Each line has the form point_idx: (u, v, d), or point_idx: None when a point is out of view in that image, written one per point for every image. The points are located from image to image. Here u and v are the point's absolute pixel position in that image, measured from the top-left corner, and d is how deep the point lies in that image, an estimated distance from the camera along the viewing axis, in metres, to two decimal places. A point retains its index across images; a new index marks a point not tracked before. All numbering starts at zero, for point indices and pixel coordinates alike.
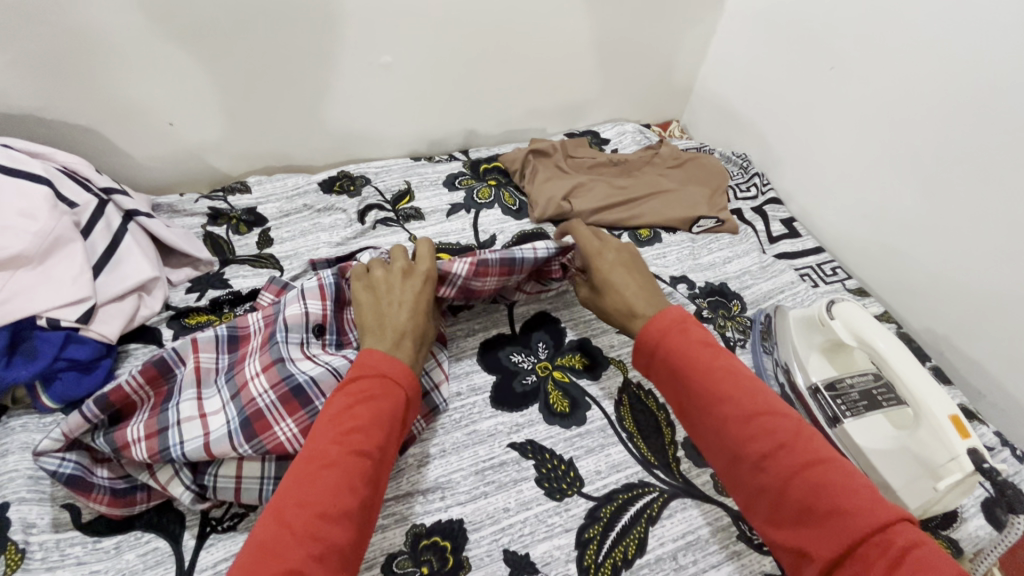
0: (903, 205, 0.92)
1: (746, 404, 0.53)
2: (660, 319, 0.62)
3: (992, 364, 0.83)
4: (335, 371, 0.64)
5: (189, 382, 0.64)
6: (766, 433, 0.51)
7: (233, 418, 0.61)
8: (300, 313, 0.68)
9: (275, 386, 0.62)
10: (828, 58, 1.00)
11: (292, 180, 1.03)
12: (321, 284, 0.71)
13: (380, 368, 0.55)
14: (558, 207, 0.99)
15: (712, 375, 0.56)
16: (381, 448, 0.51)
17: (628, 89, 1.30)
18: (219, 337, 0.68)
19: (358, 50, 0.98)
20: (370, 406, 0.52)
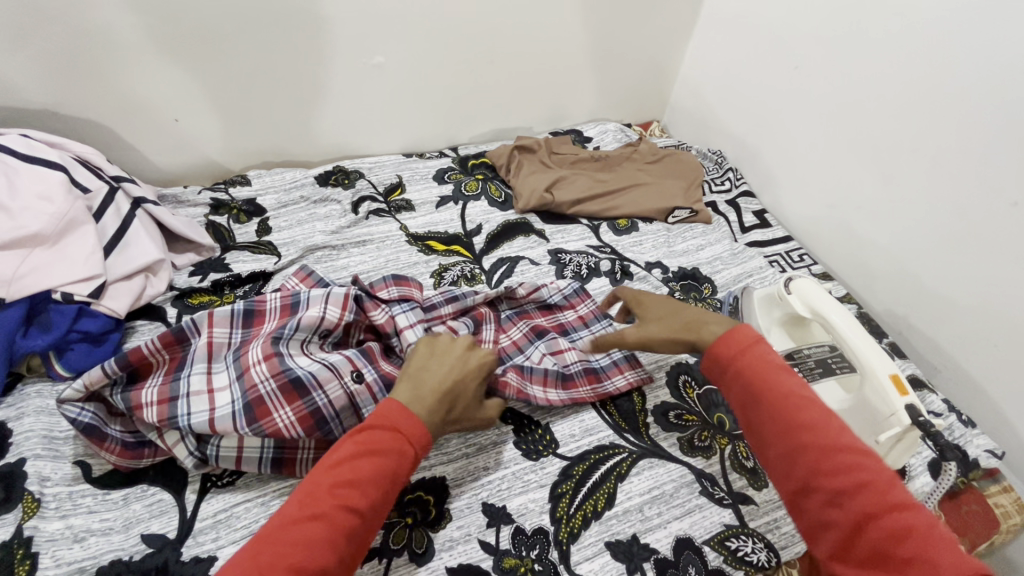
0: (864, 194, 0.98)
1: (819, 434, 0.50)
2: (728, 339, 0.59)
3: (945, 341, 0.89)
4: (333, 366, 0.65)
5: (200, 355, 0.67)
6: (843, 468, 0.48)
7: (236, 399, 0.62)
8: (317, 315, 0.68)
9: (276, 375, 0.63)
10: (794, 58, 1.07)
11: (290, 174, 1.09)
12: (348, 292, 0.72)
13: (399, 424, 0.53)
14: (540, 199, 1.05)
15: (785, 399, 0.53)
16: (372, 508, 0.49)
17: (610, 90, 1.37)
18: (235, 312, 0.70)
19: (353, 51, 1.05)
20: (376, 462, 0.51)
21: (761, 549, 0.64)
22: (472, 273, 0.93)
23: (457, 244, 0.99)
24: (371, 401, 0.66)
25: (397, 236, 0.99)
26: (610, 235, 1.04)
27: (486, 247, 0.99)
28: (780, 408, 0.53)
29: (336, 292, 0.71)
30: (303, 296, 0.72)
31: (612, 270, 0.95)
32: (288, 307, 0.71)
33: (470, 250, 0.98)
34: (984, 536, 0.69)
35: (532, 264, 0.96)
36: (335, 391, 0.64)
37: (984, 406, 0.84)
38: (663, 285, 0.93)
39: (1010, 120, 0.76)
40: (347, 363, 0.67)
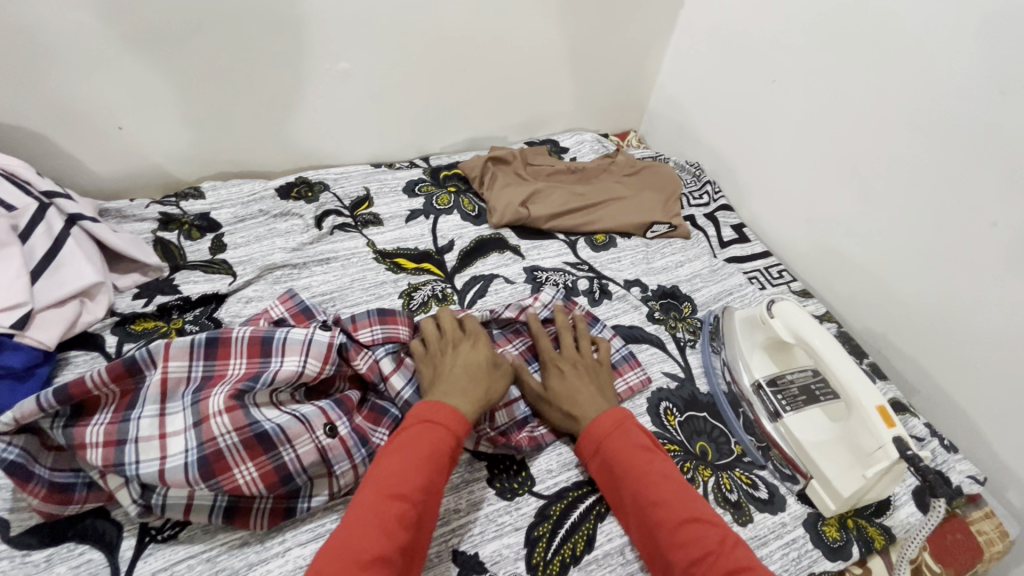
0: (843, 210, 0.97)
1: (677, 510, 0.56)
2: (601, 424, 0.64)
3: (925, 361, 0.88)
4: (302, 417, 0.59)
5: (153, 394, 0.58)
6: (696, 538, 0.54)
7: (191, 449, 0.55)
8: (295, 370, 0.61)
9: (239, 428, 0.56)
10: (772, 71, 1.05)
11: (247, 186, 1.02)
12: (331, 343, 0.64)
13: (426, 415, 0.58)
14: (515, 213, 1.00)
15: (642, 477, 0.59)
16: (420, 491, 0.53)
17: (588, 99, 1.34)
18: (194, 343, 0.60)
19: (316, 56, 0.99)
20: (406, 456, 0.55)
21: None
22: (443, 293, 0.89)
23: (428, 262, 0.94)
24: (344, 457, 0.61)
25: (364, 253, 0.94)
26: (587, 251, 1.00)
27: (458, 265, 0.94)
28: (643, 489, 0.58)
29: (318, 342, 0.63)
30: (279, 335, 0.63)
31: (590, 289, 0.91)
32: (258, 343, 0.63)
33: (442, 268, 0.94)
34: (969, 565, 0.67)
35: (506, 282, 0.92)
36: (304, 445, 0.58)
37: (965, 428, 0.83)
38: (643, 304, 0.90)
39: (989, 140, 0.76)
40: (319, 415, 0.61)
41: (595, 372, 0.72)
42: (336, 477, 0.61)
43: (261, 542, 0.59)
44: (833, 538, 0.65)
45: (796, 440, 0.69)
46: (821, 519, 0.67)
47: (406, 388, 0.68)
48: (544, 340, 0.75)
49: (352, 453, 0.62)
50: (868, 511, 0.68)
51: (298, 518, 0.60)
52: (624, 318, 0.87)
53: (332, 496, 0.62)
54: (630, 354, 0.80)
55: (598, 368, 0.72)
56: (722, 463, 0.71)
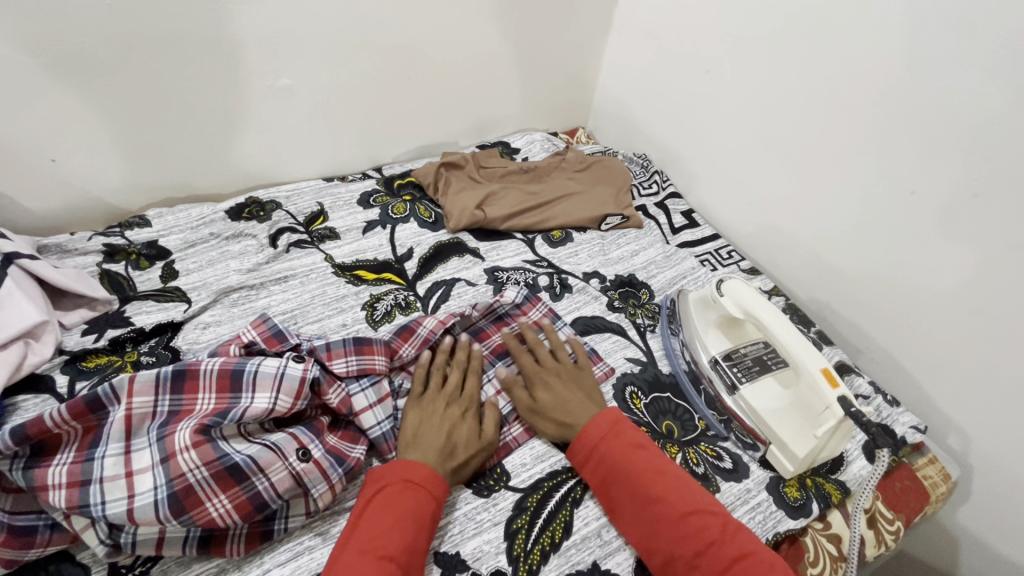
0: (782, 189, 1.02)
1: (677, 504, 0.59)
2: (593, 427, 0.66)
3: (866, 324, 0.94)
4: (274, 445, 0.58)
5: (117, 431, 0.56)
6: (700, 529, 0.57)
7: (160, 486, 0.53)
8: (265, 407, 0.59)
9: (209, 463, 0.54)
10: (704, 62, 1.10)
11: (196, 210, 1.00)
12: (304, 377, 0.61)
13: (407, 476, 0.59)
14: (471, 217, 1.01)
15: (641, 474, 0.61)
16: (405, 552, 0.54)
17: (534, 100, 1.36)
18: (160, 376, 0.58)
19: (256, 74, 0.98)
20: (391, 512, 0.56)
21: None
22: (406, 301, 0.89)
23: (388, 272, 0.95)
24: (321, 479, 0.60)
25: (323, 267, 0.94)
26: (545, 248, 1.02)
27: (419, 271, 0.95)
28: (643, 484, 0.61)
29: (290, 376, 0.61)
30: (249, 368, 0.61)
31: (550, 284, 0.94)
32: (227, 377, 0.60)
33: (403, 277, 0.94)
34: (918, 508, 0.73)
35: (468, 285, 0.93)
36: (278, 473, 0.57)
37: (905, 383, 0.90)
38: (603, 294, 0.93)
39: (899, 116, 0.82)
40: (291, 440, 0.60)
41: (584, 384, 0.74)
42: (313, 499, 0.60)
43: (240, 567, 0.58)
44: (794, 497, 0.69)
45: (754, 410, 0.72)
46: (783, 481, 0.71)
47: (378, 425, 0.67)
48: (526, 354, 0.77)
49: (329, 475, 0.60)
50: (824, 469, 0.73)
51: (275, 540, 0.60)
52: (585, 309, 0.90)
53: (310, 515, 0.61)
54: (592, 348, 0.82)
55: (588, 381, 0.74)
56: (688, 438, 0.74)
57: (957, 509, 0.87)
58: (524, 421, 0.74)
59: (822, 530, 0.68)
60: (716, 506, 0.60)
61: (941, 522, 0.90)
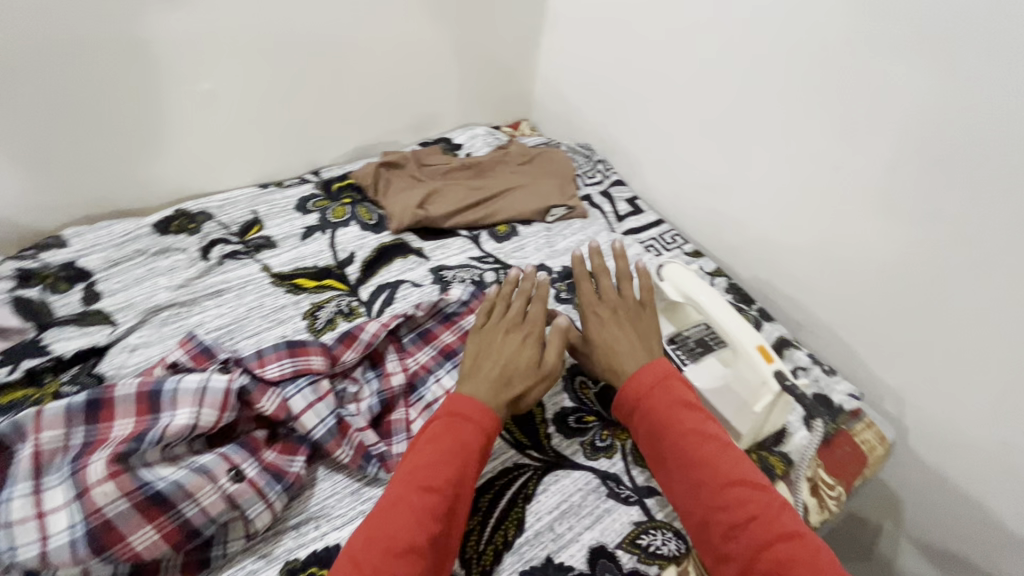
0: (718, 172, 1.04)
1: (719, 472, 0.58)
2: (642, 375, 0.66)
3: (805, 299, 0.97)
4: (201, 467, 0.55)
5: (24, 470, 0.52)
6: (742, 502, 0.55)
7: (76, 525, 0.50)
8: (188, 423, 0.56)
9: (129, 493, 0.51)
10: (636, 49, 1.11)
11: (119, 226, 0.94)
12: (229, 388, 0.59)
13: (458, 411, 0.61)
14: (414, 216, 0.99)
15: (687, 438, 0.60)
16: (453, 484, 0.56)
17: (474, 94, 1.35)
18: (71, 407, 0.55)
19: (172, 78, 0.93)
20: (431, 464, 0.56)
21: (670, 538, 0.64)
22: (350, 307, 0.87)
23: (330, 278, 0.92)
24: (257, 499, 0.58)
25: (259, 278, 0.90)
26: (491, 243, 1.01)
27: (362, 276, 0.92)
28: (686, 448, 0.60)
29: (213, 389, 0.58)
30: (169, 387, 0.58)
31: (497, 280, 0.93)
32: (145, 399, 0.57)
33: (345, 282, 0.91)
34: (857, 473, 0.76)
35: (414, 286, 0.91)
36: (209, 497, 0.55)
37: (843, 352, 0.93)
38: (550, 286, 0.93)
39: (819, 95, 0.84)
40: (220, 461, 0.57)
41: (640, 322, 0.73)
42: (250, 520, 0.57)
43: None
44: None
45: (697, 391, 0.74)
46: None
47: (320, 423, 0.65)
48: (586, 288, 0.77)
49: (265, 493, 0.58)
50: (768, 442, 0.74)
51: (215, 568, 0.57)
52: None
53: (250, 537, 0.58)
54: None
55: (643, 318, 0.74)
56: None
57: (897, 466, 0.92)
58: None
59: None
60: (763, 481, 0.58)
61: (884, 480, 0.95)
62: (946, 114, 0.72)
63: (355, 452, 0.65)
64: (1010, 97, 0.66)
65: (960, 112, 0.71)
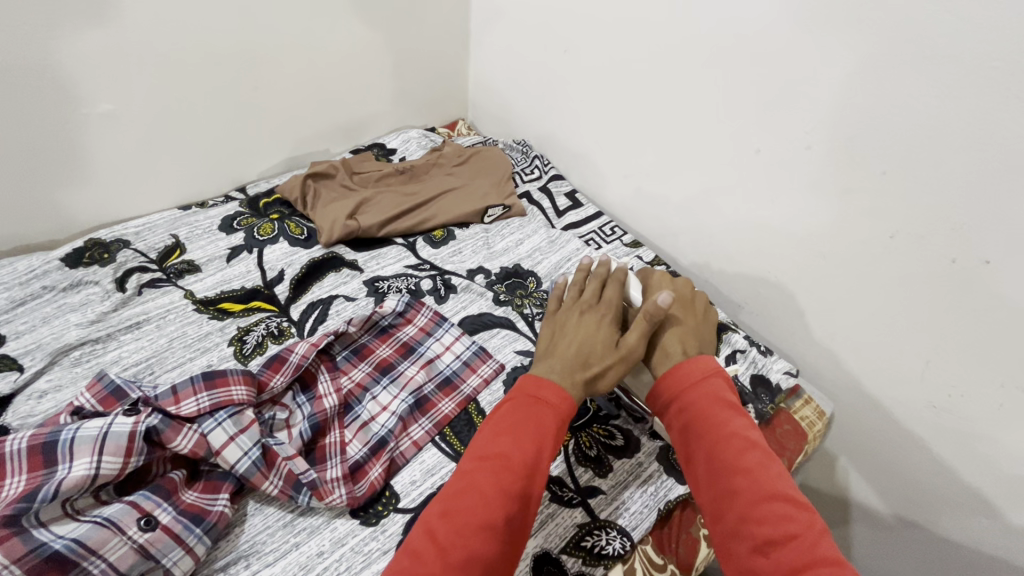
0: (651, 161, 1.03)
1: (761, 483, 0.50)
2: (681, 371, 0.60)
3: (742, 281, 0.98)
4: (106, 520, 0.51)
5: None
6: (779, 518, 0.47)
7: None
8: (86, 474, 0.52)
9: (20, 558, 0.46)
10: (561, 42, 1.09)
11: (24, 262, 0.88)
12: (134, 431, 0.55)
13: (537, 392, 0.57)
14: (345, 228, 0.96)
15: (728, 440, 0.53)
16: (530, 464, 0.51)
17: (405, 96, 1.31)
18: None
19: (66, 102, 0.86)
20: (512, 441, 0.52)
21: (614, 537, 0.64)
22: (280, 328, 0.83)
23: (257, 300, 0.88)
24: (175, 546, 0.54)
25: (182, 306, 0.86)
26: (427, 249, 0.99)
27: (292, 294, 0.89)
28: (723, 452, 0.53)
29: (116, 434, 0.54)
30: (65, 436, 0.54)
31: (434, 288, 0.91)
32: (38, 453, 0.52)
33: (275, 303, 0.88)
34: (798, 450, 0.77)
35: (347, 300, 0.88)
36: (118, 550, 0.50)
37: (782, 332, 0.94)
38: (488, 290, 0.92)
39: (737, 78, 0.84)
40: (130, 510, 0.53)
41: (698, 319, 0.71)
42: (168, 570, 0.53)
43: None
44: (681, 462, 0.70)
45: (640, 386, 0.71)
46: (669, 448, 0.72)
47: (244, 456, 0.61)
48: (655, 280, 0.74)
49: (183, 539, 0.55)
50: None
51: None
52: (471, 307, 0.88)
53: None
54: (479, 348, 0.81)
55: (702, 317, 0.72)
56: (580, 423, 0.74)
57: (840, 437, 0.93)
58: (412, 435, 0.71)
59: None
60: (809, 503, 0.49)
61: (831, 452, 0.97)
62: (855, 90, 0.71)
63: (285, 481, 0.62)
64: (909, 73, 0.66)
65: (867, 87, 0.70)
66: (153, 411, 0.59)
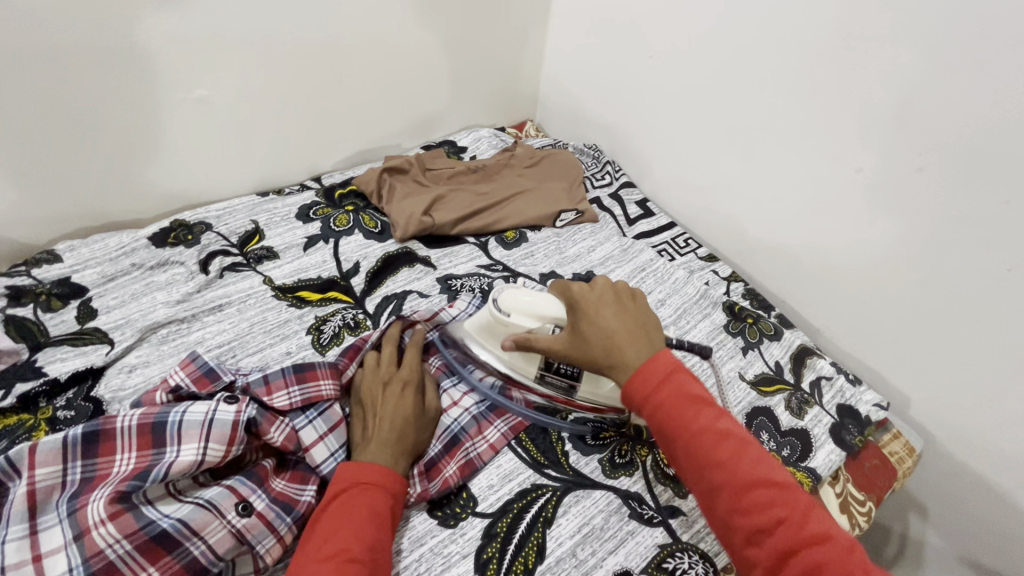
0: (731, 174, 1.01)
1: (744, 470, 0.50)
2: (645, 371, 0.56)
3: (823, 304, 0.94)
4: (209, 502, 0.52)
5: (18, 510, 0.48)
6: (765, 506, 0.48)
7: (74, 571, 0.46)
8: (193, 459, 0.52)
9: (131, 533, 0.48)
10: (642, 47, 1.07)
11: (114, 238, 0.91)
12: (237, 420, 0.56)
13: (359, 477, 0.55)
14: (419, 224, 0.96)
15: (704, 436, 0.51)
16: (371, 550, 0.50)
17: (476, 95, 1.31)
18: (70, 440, 0.52)
19: (165, 86, 0.89)
20: (349, 527, 0.50)
21: (696, 562, 0.62)
22: (356, 320, 0.84)
23: (334, 290, 0.88)
24: (268, 534, 0.54)
25: (261, 292, 0.87)
26: (499, 250, 0.98)
27: (368, 287, 0.89)
28: (701, 450, 0.51)
29: (220, 422, 0.55)
30: (173, 418, 0.55)
31: None
32: (148, 432, 0.54)
33: (350, 294, 0.88)
34: (887, 486, 0.73)
35: (421, 296, 0.88)
36: (217, 533, 0.51)
37: (865, 360, 0.90)
38: None
39: (836, 94, 0.81)
40: (229, 495, 0.54)
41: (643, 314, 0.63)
42: (260, 557, 0.54)
43: None
44: None
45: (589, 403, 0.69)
46: None
47: (330, 457, 0.61)
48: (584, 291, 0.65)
49: (276, 527, 0.55)
50: (792, 457, 0.71)
51: None
52: None
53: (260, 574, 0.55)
54: None
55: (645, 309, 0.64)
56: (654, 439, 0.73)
57: (922, 475, 0.89)
58: (488, 437, 0.69)
59: None
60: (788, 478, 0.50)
61: (909, 491, 0.92)
62: (974, 111, 0.68)
63: None
64: None
65: (990, 108, 0.66)
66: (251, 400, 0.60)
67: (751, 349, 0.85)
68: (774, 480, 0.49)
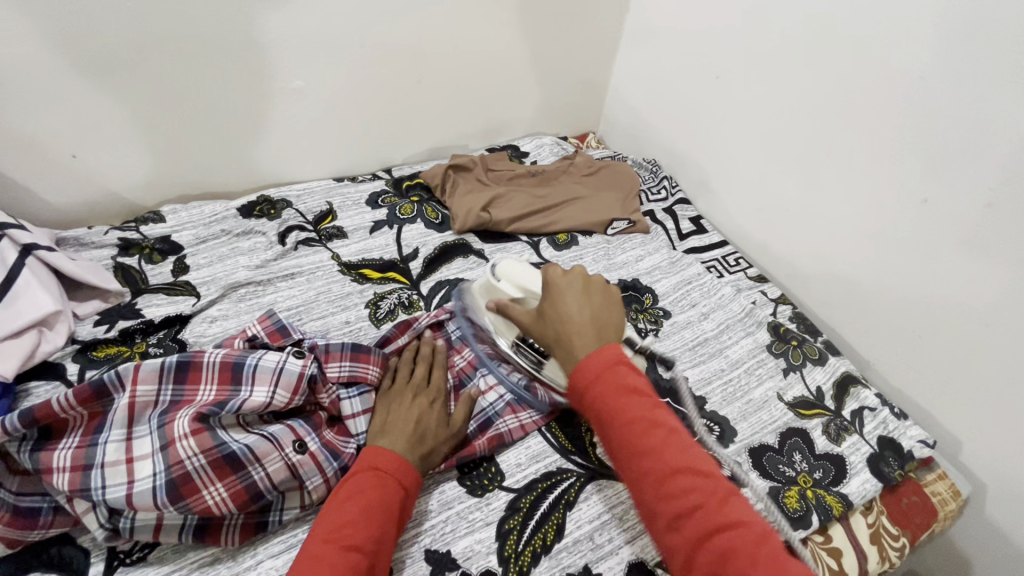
0: (791, 197, 1.00)
1: (668, 460, 0.50)
2: (587, 363, 0.55)
3: (874, 335, 0.92)
4: (270, 436, 0.59)
5: (121, 417, 0.58)
6: (686, 493, 0.49)
7: (159, 474, 0.55)
8: (263, 400, 0.60)
9: (207, 450, 0.55)
10: (713, 67, 1.09)
11: (209, 207, 1.02)
12: (303, 371, 0.63)
13: (377, 463, 0.58)
14: (477, 218, 1.02)
15: (632, 425, 0.51)
16: (374, 540, 0.52)
17: (544, 104, 1.36)
18: (166, 366, 0.60)
19: (270, 77, 0.99)
20: (355, 511, 0.53)
21: None
22: (410, 300, 0.90)
23: (393, 271, 0.95)
24: (316, 472, 0.61)
25: (329, 266, 0.95)
26: (550, 250, 1.03)
27: (424, 271, 0.96)
28: (634, 440, 0.51)
29: (288, 371, 0.62)
30: (250, 361, 0.63)
31: None
32: (228, 369, 0.62)
33: (408, 277, 0.95)
34: (924, 525, 0.71)
35: None
36: (274, 464, 0.58)
37: (914, 397, 0.88)
38: None
39: (910, 123, 0.79)
40: (288, 432, 0.61)
41: (609, 305, 0.63)
42: (308, 491, 0.60)
43: (234, 557, 0.58)
44: (793, 508, 0.67)
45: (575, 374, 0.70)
46: (783, 490, 0.68)
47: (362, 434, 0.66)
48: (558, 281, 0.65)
49: (324, 468, 0.61)
50: (824, 480, 0.71)
51: (270, 532, 0.60)
52: None
53: (305, 508, 0.61)
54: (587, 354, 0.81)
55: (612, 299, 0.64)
56: None
57: (969, 527, 0.84)
58: (521, 419, 0.73)
59: (822, 543, 0.66)
60: (712, 469, 0.51)
61: (950, 539, 0.88)
62: None
63: None
64: None
65: None
66: (314, 359, 0.66)
67: (793, 371, 0.84)
68: (701, 470, 0.50)
